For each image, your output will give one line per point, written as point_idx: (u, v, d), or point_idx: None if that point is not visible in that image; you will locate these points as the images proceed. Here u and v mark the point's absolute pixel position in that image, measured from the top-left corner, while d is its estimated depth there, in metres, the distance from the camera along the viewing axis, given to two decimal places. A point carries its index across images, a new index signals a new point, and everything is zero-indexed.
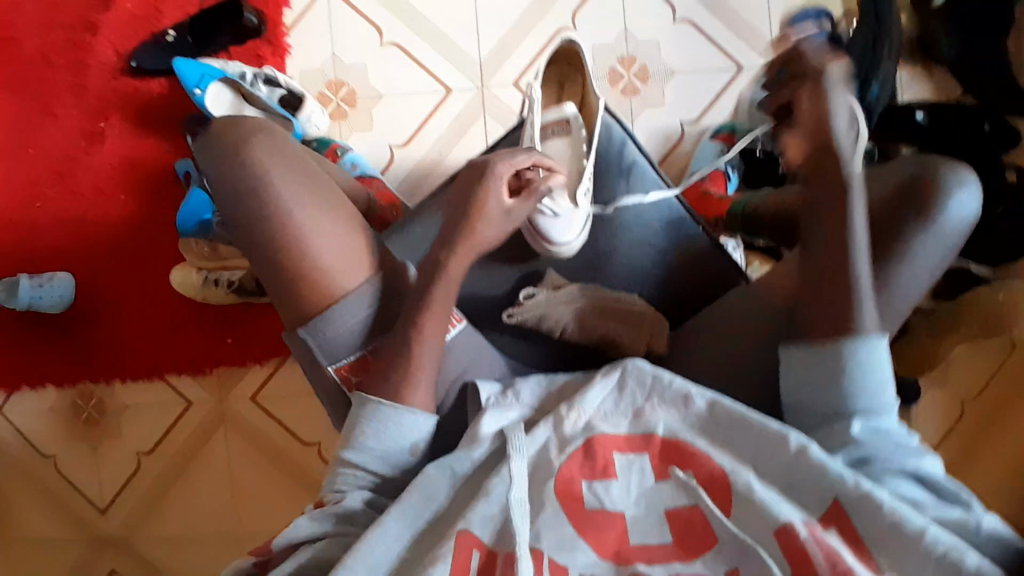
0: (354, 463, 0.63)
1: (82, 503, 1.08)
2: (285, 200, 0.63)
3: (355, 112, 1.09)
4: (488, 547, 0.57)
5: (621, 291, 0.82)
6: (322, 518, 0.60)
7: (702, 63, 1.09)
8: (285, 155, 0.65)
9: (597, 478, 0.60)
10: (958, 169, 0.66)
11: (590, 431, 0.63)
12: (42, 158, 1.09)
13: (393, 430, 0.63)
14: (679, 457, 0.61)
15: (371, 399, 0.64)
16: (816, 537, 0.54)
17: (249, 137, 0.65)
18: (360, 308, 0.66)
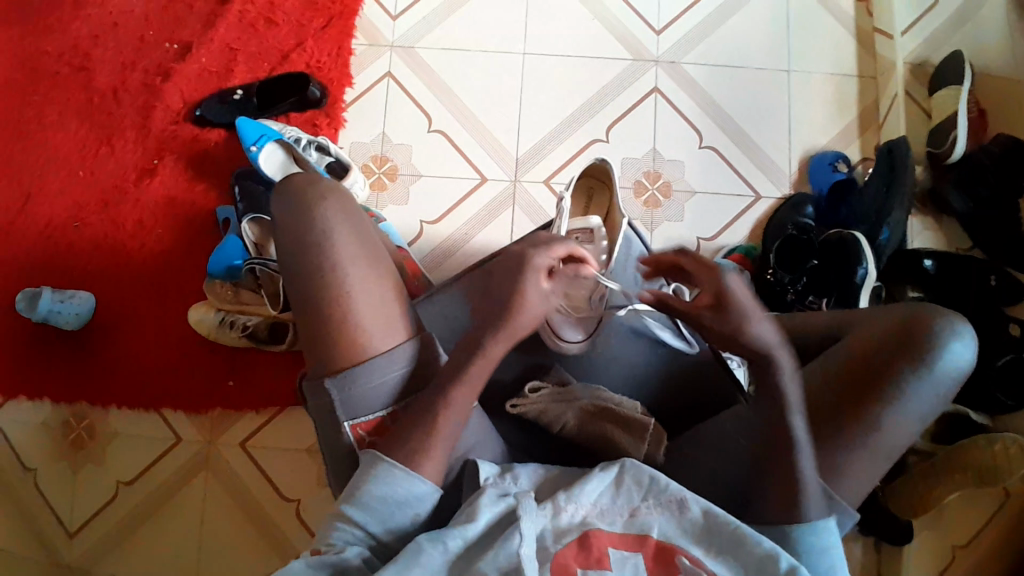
0: (354, 520, 0.65)
1: (51, 525, 1.06)
2: (343, 262, 0.71)
3: (393, 186, 1.15)
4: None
5: (622, 395, 0.80)
6: (318, 566, 0.61)
7: (722, 187, 1.16)
8: (352, 222, 0.73)
9: (592, 566, 0.61)
10: (954, 320, 0.71)
11: (585, 525, 0.64)
12: (93, 184, 1.15)
13: (399, 493, 0.66)
14: (670, 560, 0.63)
15: (385, 460, 0.66)
16: None
17: (329, 198, 0.73)
18: (389, 369, 0.70)
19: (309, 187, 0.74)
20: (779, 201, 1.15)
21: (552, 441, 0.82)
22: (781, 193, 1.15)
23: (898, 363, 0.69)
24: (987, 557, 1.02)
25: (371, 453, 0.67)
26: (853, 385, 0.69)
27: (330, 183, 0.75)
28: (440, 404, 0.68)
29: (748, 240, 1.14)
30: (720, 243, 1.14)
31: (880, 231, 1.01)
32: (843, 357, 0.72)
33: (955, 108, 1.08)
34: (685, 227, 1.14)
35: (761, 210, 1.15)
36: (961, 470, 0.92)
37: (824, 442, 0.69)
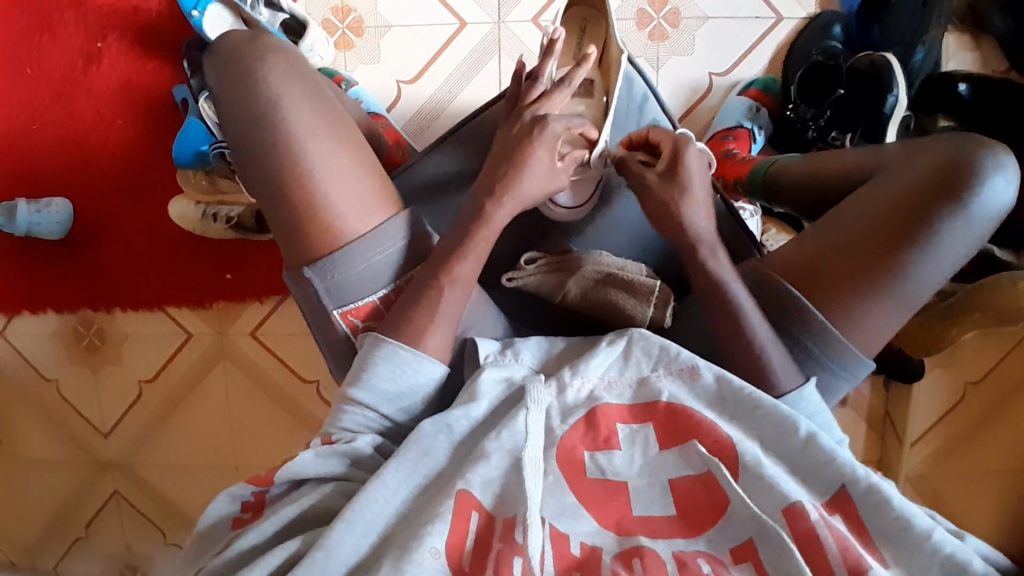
0: (364, 404, 0.59)
1: (84, 427, 1.10)
2: (300, 135, 0.61)
3: (361, 42, 1.02)
4: (488, 510, 0.53)
5: (627, 261, 0.73)
6: (329, 456, 0.57)
7: (739, 9, 1.01)
8: (305, 84, 0.63)
9: (599, 448, 0.58)
10: (995, 152, 0.62)
11: (593, 402, 0.61)
12: (38, 77, 1.04)
13: (407, 374, 0.60)
14: (680, 426, 0.59)
15: (388, 341, 0.60)
16: (826, 521, 0.52)
17: (270, 61, 0.62)
18: (375, 250, 0.63)
19: (248, 47, 0.64)
20: (806, 21, 0.99)
21: (554, 309, 0.76)
22: (807, 15, 0.99)
23: (932, 205, 0.60)
24: (1000, 387, 1.02)
25: (370, 334, 0.62)
26: (882, 232, 0.61)
27: (274, 44, 0.65)
28: (429, 287, 0.62)
29: (767, 71, 1.01)
30: (736, 78, 1.02)
31: (914, 52, 0.89)
32: (871, 203, 0.63)
33: None
34: (697, 62, 1.01)
35: (783, 34, 1.00)
36: (979, 311, 0.88)
37: (849, 300, 0.62)
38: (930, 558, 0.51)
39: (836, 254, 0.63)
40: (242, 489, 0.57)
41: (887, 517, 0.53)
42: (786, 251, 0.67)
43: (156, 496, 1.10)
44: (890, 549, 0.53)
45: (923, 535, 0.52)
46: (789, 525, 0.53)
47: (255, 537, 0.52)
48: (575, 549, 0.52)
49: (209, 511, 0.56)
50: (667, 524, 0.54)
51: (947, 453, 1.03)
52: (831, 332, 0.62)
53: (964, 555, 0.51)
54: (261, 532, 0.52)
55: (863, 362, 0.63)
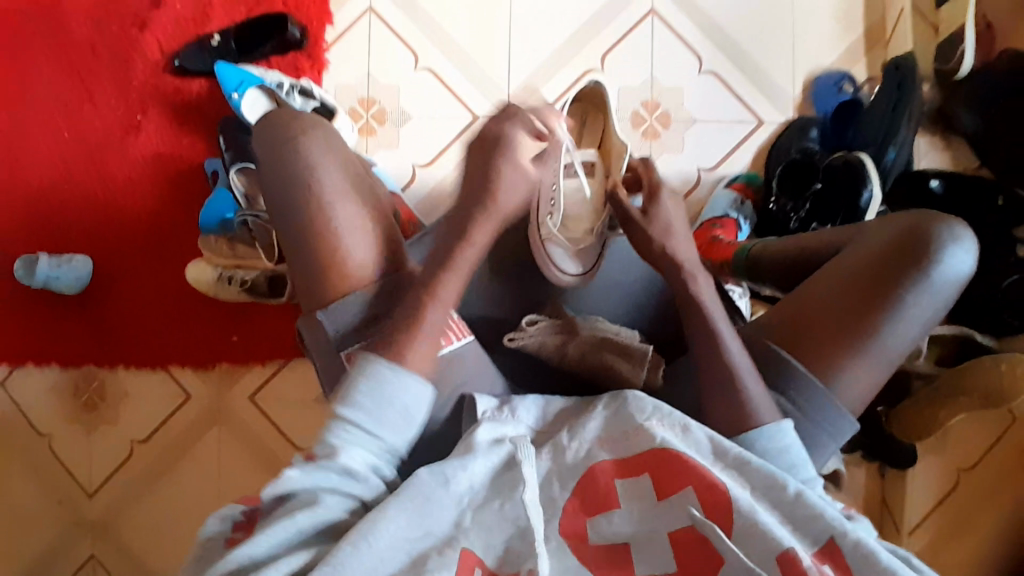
0: (350, 420, 0.59)
1: (70, 485, 1.09)
2: (328, 196, 0.67)
3: (383, 128, 1.12)
4: (491, 569, 0.55)
5: (623, 327, 0.76)
6: (316, 472, 0.57)
7: (724, 114, 1.12)
8: (336, 155, 0.70)
9: (600, 509, 0.59)
10: (953, 226, 0.68)
11: (590, 460, 0.61)
12: (78, 144, 1.12)
13: (393, 391, 0.60)
14: (674, 476, 0.59)
15: (376, 359, 0.61)
16: (819, 568, 0.53)
17: (309, 130, 0.69)
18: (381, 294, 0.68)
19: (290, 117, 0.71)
20: (784, 125, 1.11)
21: (553, 369, 0.79)
22: (785, 118, 1.11)
23: (897, 272, 0.66)
24: (989, 477, 1.03)
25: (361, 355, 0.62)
26: (857, 295, 0.67)
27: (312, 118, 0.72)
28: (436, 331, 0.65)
29: (750, 168, 1.11)
30: (722, 173, 1.11)
31: (885, 153, 0.99)
32: (843, 270, 0.69)
33: (963, 21, 1.02)
34: (686, 158, 1.11)
35: (764, 136, 1.12)
36: (967, 393, 0.93)
37: (826, 355, 0.67)
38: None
39: (814, 314, 0.68)
40: (233, 510, 0.59)
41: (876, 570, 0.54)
42: (772, 316, 0.71)
43: (132, 563, 1.07)
44: None
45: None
46: (785, 572, 0.53)
47: (253, 549, 0.53)
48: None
49: (204, 528, 0.58)
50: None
51: (945, 543, 1.02)
52: (812, 383, 0.67)
53: None
54: (255, 546, 0.53)
55: (845, 418, 0.67)
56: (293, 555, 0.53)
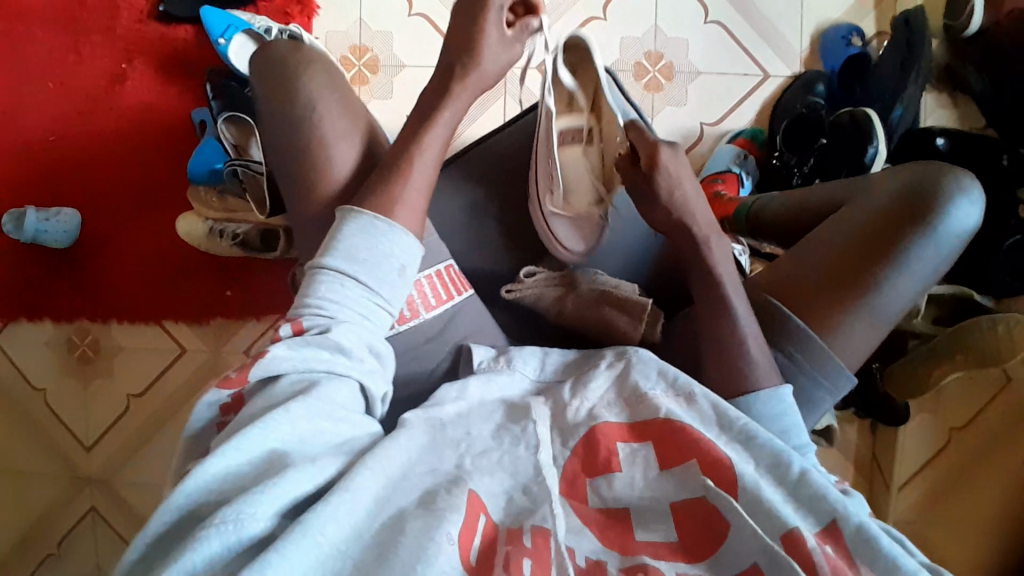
0: (337, 271, 0.54)
1: (68, 440, 1.09)
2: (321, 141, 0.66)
3: (375, 78, 1.09)
4: (496, 519, 0.49)
5: (620, 281, 0.76)
6: (301, 344, 0.50)
7: (729, 66, 1.08)
8: (309, 108, 0.66)
9: (599, 474, 0.53)
10: (960, 178, 0.66)
11: (593, 420, 0.57)
12: (62, 93, 1.08)
13: (376, 238, 0.56)
14: (681, 447, 0.54)
15: (357, 212, 0.57)
16: (824, 551, 0.48)
17: (299, 76, 0.67)
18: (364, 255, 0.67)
19: (305, 49, 0.69)
20: (791, 79, 1.08)
21: (548, 322, 0.78)
22: (792, 71, 1.08)
23: (900, 227, 0.65)
24: (982, 437, 1.04)
25: (338, 210, 0.58)
26: (856, 251, 0.66)
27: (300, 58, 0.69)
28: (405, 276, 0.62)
29: (753, 124, 1.08)
30: (726, 128, 1.08)
31: (892, 110, 0.96)
32: (846, 224, 0.67)
33: None
34: (689, 112, 1.08)
35: (769, 90, 1.08)
36: (964, 351, 0.91)
37: (824, 311, 0.65)
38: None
39: (814, 271, 0.67)
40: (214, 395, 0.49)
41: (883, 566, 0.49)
42: (772, 270, 0.70)
43: (131, 516, 1.08)
44: None
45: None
46: (789, 552, 0.49)
47: (227, 465, 0.43)
48: (579, 560, 0.48)
49: (191, 418, 0.49)
50: (668, 549, 0.50)
51: (935, 500, 1.03)
52: (813, 340, 0.65)
53: None
54: (268, 399, 0.48)
55: (845, 374, 0.66)
56: (296, 424, 0.46)
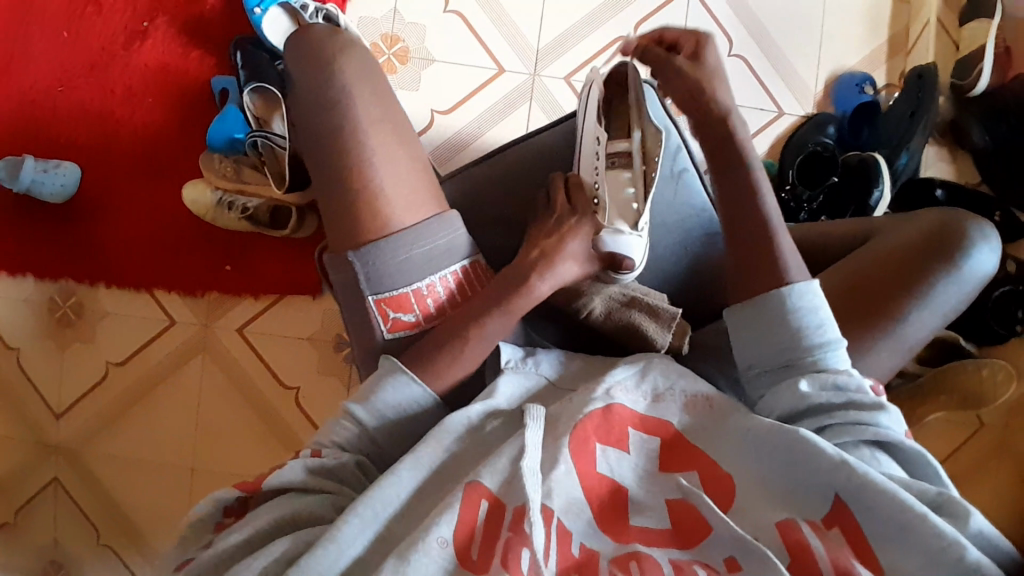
0: (356, 417, 0.66)
1: (37, 405, 1.03)
2: (361, 127, 0.71)
3: (404, 69, 1.09)
4: (498, 497, 0.55)
5: (652, 290, 0.79)
6: (310, 470, 0.62)
7: (747, 100, 1.13)
8: (365, 92, 0.72)
9: (613, 446, 0.58)
10: (983, 227, 0.72)
11: (610, 399, 0.60)
12: (77, 43, 1.05)
13: (397, 398, 0.66)
14: (687, 454, 0.58)
15: (398, 369, 0.67)
16: (818, 537, 0.51)
17: (348, 59, 0.72)
18: (406, 245, 0.71)
19: None
20: (803, 118, 1.13)
21: (577, 326, 0.80)
22: (804, 111, 1.13)
23: (926, 262, 0.69)
24: (955, 476, 1.08)
25: (385, 358, 0.68)
26: (885, 279, 0.69)
27: (349, 51, 0.74)
28: (460, 324, 0.69)
29: (766, 157, 1.12)
30: None
31: (898, 156, 1.01)
32: (874, 256, 0.72)
33: (984, 40, 1.04)
34: None
35: (783, 127, 1.13)
36: (948, 393, 0.96)
37: (850, 332, 0.68)
38: (933, 541, 0.49)
39: (840, 296, 0.70)
40: (226, 494, 0.62)
41: (889, 502, 0.51)
42: None
43: (97, 491, 1.02)
44: (887, 556, 0.51)
45: (934, 524, 0.49)
46: (781, 532, 0.52)
47: (232, 539, 0.57)
48: (574, 550, 0.52)
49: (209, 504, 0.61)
50: (664, 536, 0.54)
51: None
52: None
53: (960, 545, 0.49)
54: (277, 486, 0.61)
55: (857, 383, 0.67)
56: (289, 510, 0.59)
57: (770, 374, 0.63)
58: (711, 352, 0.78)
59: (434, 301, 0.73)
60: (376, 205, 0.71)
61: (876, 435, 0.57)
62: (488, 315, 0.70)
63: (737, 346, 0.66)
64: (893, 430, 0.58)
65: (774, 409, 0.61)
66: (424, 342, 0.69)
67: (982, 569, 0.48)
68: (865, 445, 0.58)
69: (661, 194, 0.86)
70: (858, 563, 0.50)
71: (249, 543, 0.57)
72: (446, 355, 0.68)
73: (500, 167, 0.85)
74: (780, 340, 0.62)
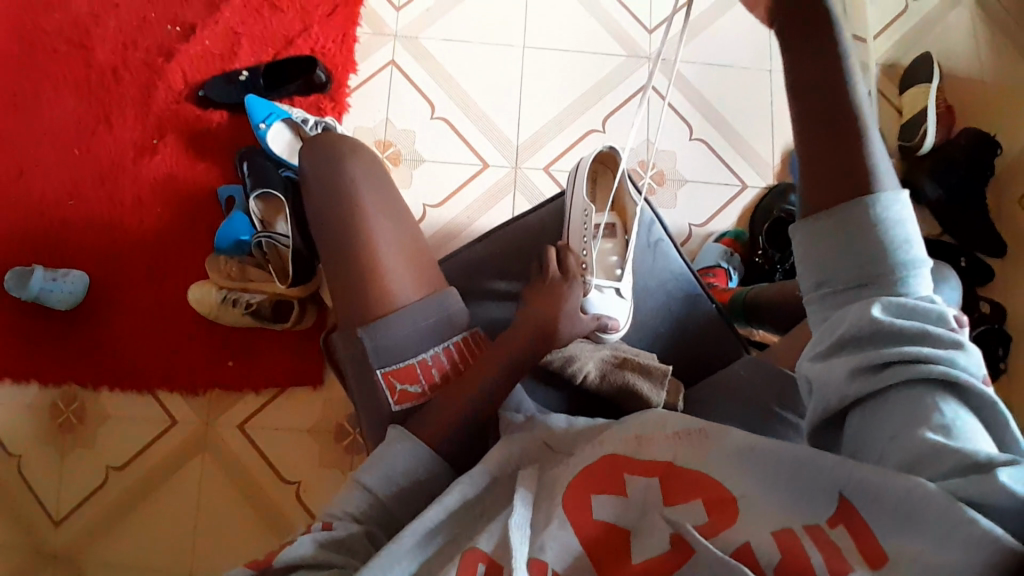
0: (364, 484, 0.67)
1: (36, 514, 1.02)
2: (361, 209, 0.77)
3: (397, 169, 1.18)
4: (493, 556, 0.56)
5: (642, 353, 0.83)
6: (318, 542, 0.62)
7: (713, 176, 1.23)
8: (369, 180, 0.79)
9: (607, 491, 0.59)
10: (943, 269, 0.78)
11: (603, 451, 0.63)
12: (91, 163, 1.13)
13: (404, 460, 0.68)
14: (687, 487, 0.57)
15: (406, 435, 0.69)
16: (817, 543, 0.49)
17: (352, 153, 0.80)
18: (414, 318, 0.75)
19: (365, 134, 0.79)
20: (765, 190, 1.22)
21: (576, 392, 0.84)
22: (766, 183, 1.23)
23: None
24: None
25: (394, 427, 0.71)
26: None
27: (351, 145, 0.81)
28: (460, 390, 0.73)
29: (737, 226, 1.21)
30: (711, 229, 1.21)
31: None
32: None
33: (925, 104, 1.15)
34: (680, 214, 1.21)
35: (748, 198, 1.22)
36: None
37: None
38: (940, 519, 0.44)
39: None
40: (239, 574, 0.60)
41: (894, 487, 0.47)
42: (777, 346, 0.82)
43: None
44: (893, 545, 0.46)
45: (940, 496, 0.45)
46: (779, 542, 0.50)
47: None
48: None
49: None
50: (659, 564, 0.52)
51: None
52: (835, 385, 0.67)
53: (965, 517, 0.43)
54: (287, 555, 0.60)
55: None
56: None
57: (837, 296, 0.55)
58: (702, 406, 0.82)
59: (438, 369, 0.76)
60: (376, 280, 0.75)
61: (948, 373, 0.49)
62: (486, 376, 0.73)
63: (799, 263, 0.58)
64: (970, 372, 0.50)
65: (836, 333, 0.54)
66: (428, 409, 0.72)
67: (996, 539, 0.42)
68: (932, 388, 0.50)
69: (642, 262, 0.93)
70: (856, 562, 0.46)
71: None
72: (447, 422, 0.71)
73: (491, 246, 0.91)
74: (859, 257, 0.53)
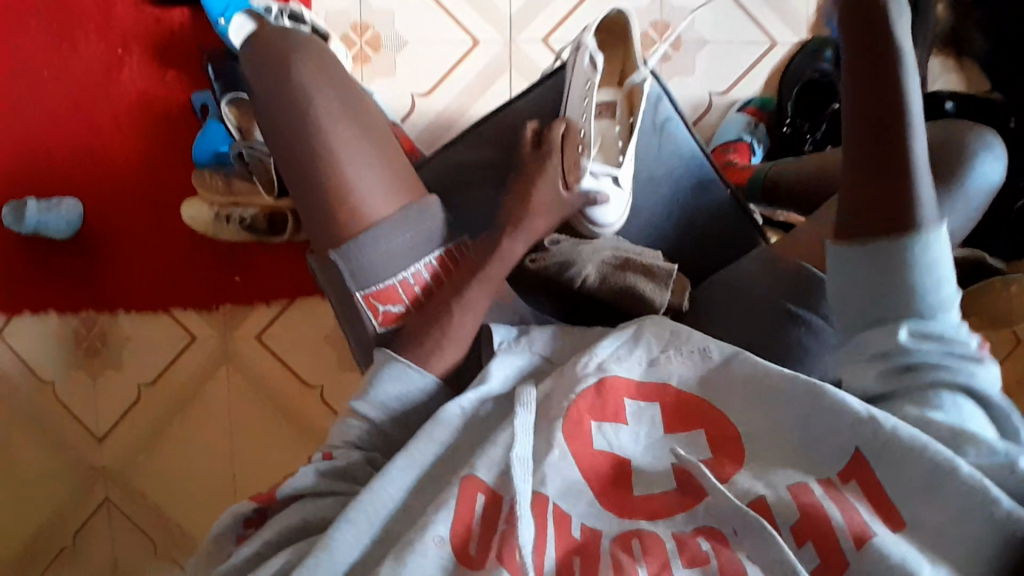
0: (360, 414, 0.65)
1: (79, 433, 1.08)
2: (321, 121, 0.69)
3: (377, 56, 1.06)
4: (493, 490, 0.53)
5: (644, 249, 0.77)
6: (324, 473, 0.61)
7: (735, 35, 1.08)
8: (332, 90, 0.71)
9: (608, 421, 0.56)
10: (985, 134, 0.68)
11: (603, 373, 0.59)
12: (52, 74, 1.05)
13: (402, 388, 0.66)
14: (690, 416, 0.57)
15: (397, 359, 0.66)
16: (829, 496, 0.49)
17: (301, 55, 0.71)
18: (392, 233, 0.70)
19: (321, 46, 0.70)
20: (798, 46, 1.07)
21: (573, 298, 0.78)
22: (799, 38, 1.07)
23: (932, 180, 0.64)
24: None
25: (383, 351, 0.67)
26: None
27: (306, 46, 0.72)
28: (443, 310, 0.68)
29: (762, 92, 1.08)
30: (735, 96, 1.08)
31: None
32: None
33: None
34: (698, 82, 1.08)
35: (778, 57, 1.08)
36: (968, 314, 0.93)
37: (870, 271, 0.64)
38: (963, 496, 0.47)
39: None
40: (243, 507, 0.62)
41: (915, 464, 0.49)
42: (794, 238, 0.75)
43: (145, 505, 1.08)
44: (911, 511, 0.49)
45: (970, 476, 0.47)
46: (794, 494, 0.49)
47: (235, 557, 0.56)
48: (575, 532, 0.51)
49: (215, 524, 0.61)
50: (667, 500, 0.52)
51: None
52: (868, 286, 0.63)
53: (989, 495, 0.46)
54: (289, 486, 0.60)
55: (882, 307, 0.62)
56: (301, 513, 0.59)
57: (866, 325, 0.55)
58: (711, 306, 0.77)
59: (420, 286, 0.73)
60: (348, 200, 0.69)
61: (968, 385, 0.53)
62: (470, 285, 0.69)
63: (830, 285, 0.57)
64: (987, 385, 0.53)
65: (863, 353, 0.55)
66: (414, 325, 0.69)
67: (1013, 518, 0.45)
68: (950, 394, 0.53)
69: (647, 143, 0.84)
70: (874, 520, 0.48)
71: (258, 555, 0.57)
72: (438, 343, 0.67)
73: (481, 147, 0.84)
74: (888, 297, 0.53)
